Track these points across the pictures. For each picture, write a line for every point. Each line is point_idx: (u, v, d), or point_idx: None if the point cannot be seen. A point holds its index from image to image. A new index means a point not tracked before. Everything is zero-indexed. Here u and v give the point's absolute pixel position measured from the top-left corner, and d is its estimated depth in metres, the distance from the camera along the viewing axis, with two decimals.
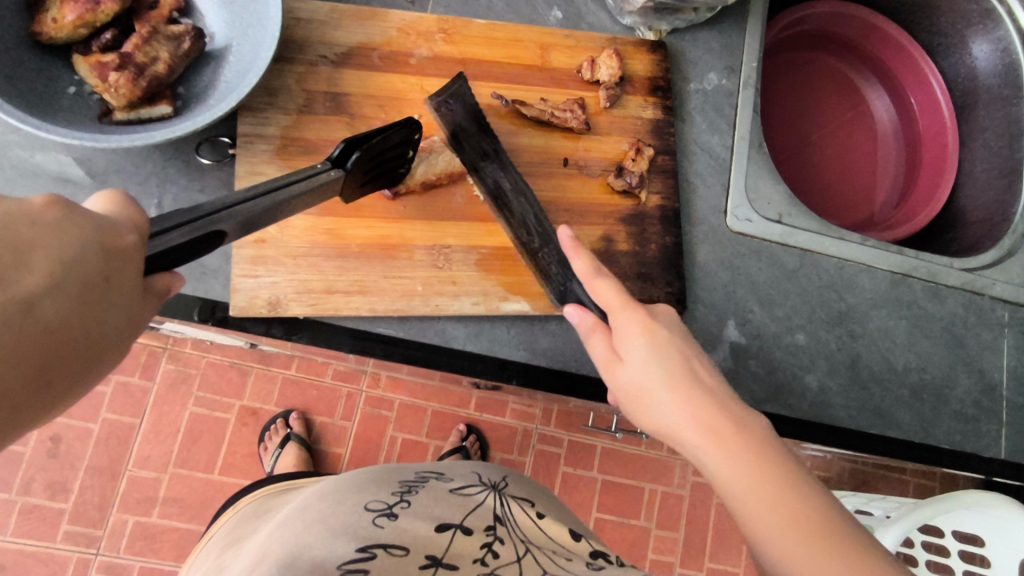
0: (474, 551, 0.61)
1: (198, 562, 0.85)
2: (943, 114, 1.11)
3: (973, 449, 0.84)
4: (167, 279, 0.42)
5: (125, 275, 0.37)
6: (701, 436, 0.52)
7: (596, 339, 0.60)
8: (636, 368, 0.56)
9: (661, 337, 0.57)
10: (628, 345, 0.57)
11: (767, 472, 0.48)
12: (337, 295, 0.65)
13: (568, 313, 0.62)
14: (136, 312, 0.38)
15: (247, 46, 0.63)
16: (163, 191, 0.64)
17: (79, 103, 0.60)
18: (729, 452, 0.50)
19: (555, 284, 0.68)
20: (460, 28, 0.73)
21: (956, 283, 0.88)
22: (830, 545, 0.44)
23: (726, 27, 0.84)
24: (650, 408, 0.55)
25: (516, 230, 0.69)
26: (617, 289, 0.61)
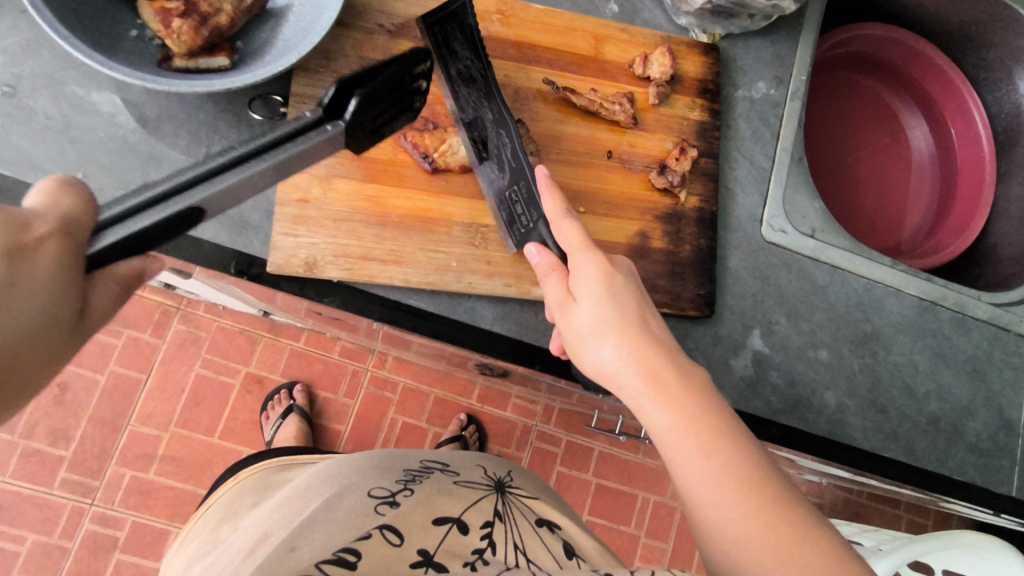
0: (466, 551, 0.57)
1: (194, 533, 0.85)
2: (982, 147, 1.10)
3: (984, 483, 0.83)
4: (134, 264, 0.42)
5: (38, 277, 0.36)
6: (648, 385, 0.51)
7: (553, 276, 0.58)
8: (589, 310, 0.54)
9: (618, 284, 0.55)
10: (581, 285, 0.55)
11: (709, 425, 0.49)
12: (373, 263, 0.65)
13: (529, 251, 0.60)
14: (64, 312, 0.37)
15: (310, 7, 0.64)
16: (212, 141, 0.64)
17: (140, 46, 0.61)
18: (677, 402, 0.50)
19: (517, 226, 0.67)
20: (518, 11, 0.73)
21: (983, 316, 0.88)
22: (762, 499, 0.47)
23: (778, 37, 0.84)
24: (595, 350, 0.54)
25: (490, 170, 0.68)
26: (581, 232, 0.58)
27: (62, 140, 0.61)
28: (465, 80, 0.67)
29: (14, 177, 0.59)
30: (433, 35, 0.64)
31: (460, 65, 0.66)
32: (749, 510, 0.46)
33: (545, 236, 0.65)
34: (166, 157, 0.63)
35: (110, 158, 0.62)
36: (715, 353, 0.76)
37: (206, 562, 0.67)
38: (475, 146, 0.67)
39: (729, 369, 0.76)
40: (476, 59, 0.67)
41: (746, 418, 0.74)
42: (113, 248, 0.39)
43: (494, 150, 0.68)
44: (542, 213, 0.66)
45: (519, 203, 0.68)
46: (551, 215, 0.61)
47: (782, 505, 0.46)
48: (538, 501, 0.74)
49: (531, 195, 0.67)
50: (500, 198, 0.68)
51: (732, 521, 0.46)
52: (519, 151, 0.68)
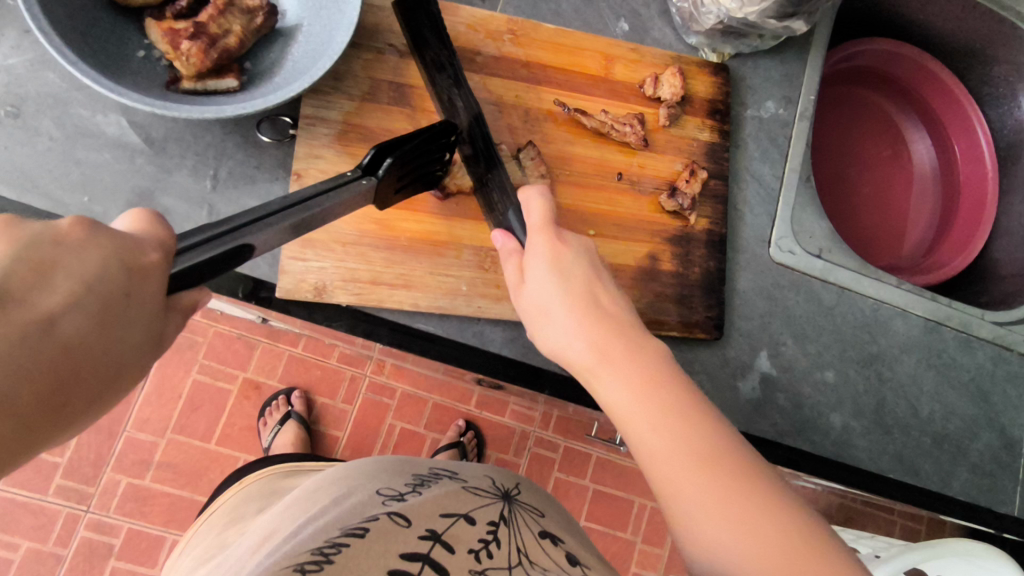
0: (471, 540, 0.54)
1: (199, 535, 0.85)
2: (984, 164, 1.11)
3: (987, 504, 0.83)
4: (194, 296, 0.41)
5: (148, 296, 0.36)
6: (595, 357, 0.52)
7: (510, 260, 0.59)
8: (538, 285, 0.55)
9: (566, 258, 0.56)
10: (533, 265, 0.56)
11: (658, 393, 0.49)
12: (383, 287, 0.64)
13: (495, 237, 0.60)
14: (157, 331, 0.38)
15: (319, 28, 0.63)
16: (219, 163, 0.63)
17: (147, 67, 0.60)
18: (627, 376, 0.50)
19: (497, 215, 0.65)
20: (529, 31, 0.73)
21: (987, 336, 0.88)
22: (712, 469, 0.46)
23: (788, 57, 0.84)
24: (547, 327, 0.55)
25: (469, 159, 0.67)
26: (544, 211, 0.58)
27: (67, 162, 0.60)
28: (436, 68, 0.65)
29: (19, 201, 0.58)
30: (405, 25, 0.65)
31: (432, 53, 0.65)
32: (695, 476, 0.46)
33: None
34: (172, 179, 0.62)
35: (115, 181, 0.61)
36: (723, 375, 0.76)
37: (210, 565, 0.66)
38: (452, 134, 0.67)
39: (736, 391, 0.76)
40: (442, 44, 0.64)
41: (753, 441, 0.74)
42: (183, 277, 0.40)
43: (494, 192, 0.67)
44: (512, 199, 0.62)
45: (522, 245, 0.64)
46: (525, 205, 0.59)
47: (732, 476, 0.46)
48: (544, 519, 0.71)
49: (503, 183, 0.63)
50: (481, 186, 0.67)
51: (684, 493, 0.45)
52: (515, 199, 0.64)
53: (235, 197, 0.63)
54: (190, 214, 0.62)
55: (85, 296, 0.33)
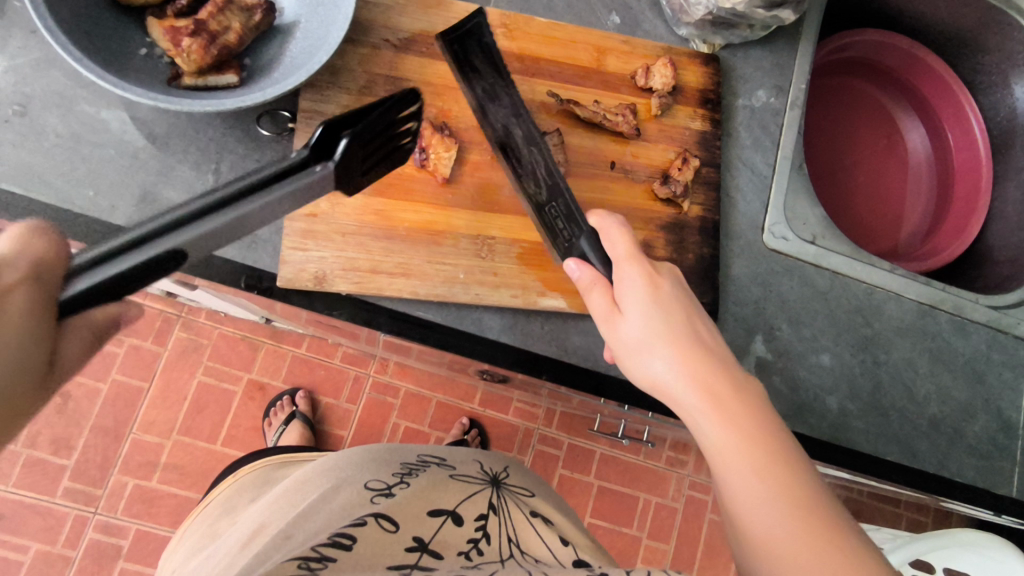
0: (460, 543, 0.58)
1: (192, 528, 0.86)
2: (978, 151, 1.12)
3: (985, 485, 0.84)
4: (108, 313, 0.42)
5: (5, 328, 0.36)
6: (699, 396, 0.54)
7: (596, 291, 0.61)
8: (637, 322, 0.57)
9: (664, 296, 0.58)
10: (630, 297, 0.58)
11: (756, 433, 0.52)
12: (382, 276, 0.66)
13: (569, 267, 0.62)
14: (34, 357, 0.38)
15: (316, 24, 0.64)
16: (221, 157, 0.65)
17: (149, 65, 0.62)
18: (729, 418, 0.52)
19: (560, 240, 0.66)
20: (521, 24, 0.74)
21: (982, 319, 0.89)
22: (802, 503, 0.48)
23: (778, 46, 0.85)
24: (644, 357, 0.56)
25: (525, 182, 0.67)
26: (630, 241, 0.61)
27: (73, 159, 0.62)
28: (489, 97, 0.68)
29: (28, 196, 0.60)
30: (453, 55, 0.67)
31: (483, 83, 0.68)
32: (790, 522, 0.47)
33: (586, 249, 0.64)
34: (176, 173, 0.64)
35: (120, 176, 0.63)
36: None
37: (203, 554, 0.68)
38: (506, 157, 0.68)
39: None
40: (499, 76, 0.68)
41: None
42: (87, 294, 0.40)
43: (527, 166, 0.68)
44: (583, 228, 0.65)
45: (559, 217, 0.66)
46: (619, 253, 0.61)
47: (819, 510, 0.48)
48: (532, 498, 0.74)
49: (569, 211, 0.66)
50: (541, 211, 0.67)
51: (771, 522, 0.47)
52: (553, 164, 0.68)
53: None
54: None
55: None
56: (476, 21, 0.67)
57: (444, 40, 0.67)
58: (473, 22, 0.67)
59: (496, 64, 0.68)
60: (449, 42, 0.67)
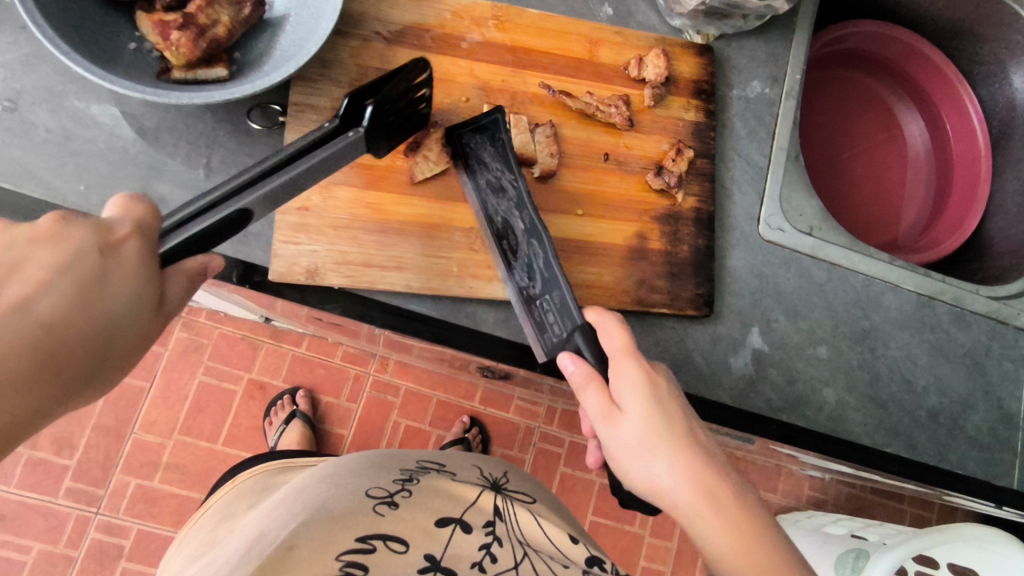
0: (472, 553, 0.59)
1: (192, 534, 0.85)
2: (978, 141, 1.11)
3: (986, 476, 0.84)
4: (201, 259, 0.45)
5: (126, 268, 0.40)
6: (700, 505, 0.53)
7: (591, 389, 0.58)
8: (637, 424, 0.56)
9: (663, 397, 0.57)
10: (627, 396, 0.57)
11: (763, 544, 0.51)
12: (374, 269, 0.66)
13: (563, 361, 0.59)
14: (149, 295, 0.42)
15: (306, 17, 0.64)
16: (212, 151, 0.65)
17: (138, 59, 0.61)
18: (730, 525, 0.52)
19: (549, 335, 0.64)
20: (513, 16, 0.74)
21: (981, 310, 0.88)
22: None
23: (773, 37, 0.85)
24: (645, 465, 0.55)
25: (518, 274, 0.66)
26: (627, 338, 0.59)
27: (63, 153, 0.62)
28: (492, 187, 0.67)
29: (18, 191, 0.60)
30: (459, 148, 0.67)
31: (488, 175, 0.67)
32: None
33: (582, 346, 0.61)
34: (167, 167, 0.64)
35: (110, 170, 0.62)
36: (715, 352, 0.77)
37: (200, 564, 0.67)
38: (502, 249, 0.67)
39: (729, 367, 0.76)
40: (504, 167, 0.67)
41: (748, 417, 0.75)
42: (177, 247, 0.45)
43: (523, 258, 0.66)
44: (577, 323, 0.61)
45: (551, 312, 0.64)
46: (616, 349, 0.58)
47: None
48: (535, 503, 0.74)
49: (562, 305, 0.63)
50: (531, 305, 0.66)
51: None
52: (552, 259, 0.64)
53: None
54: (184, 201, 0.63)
55: (54, 281, 0.37)
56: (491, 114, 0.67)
57: (455, 131, 0.67)
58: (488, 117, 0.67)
59: (506, 154, 0.66)
60: (458, 136, 0.67)
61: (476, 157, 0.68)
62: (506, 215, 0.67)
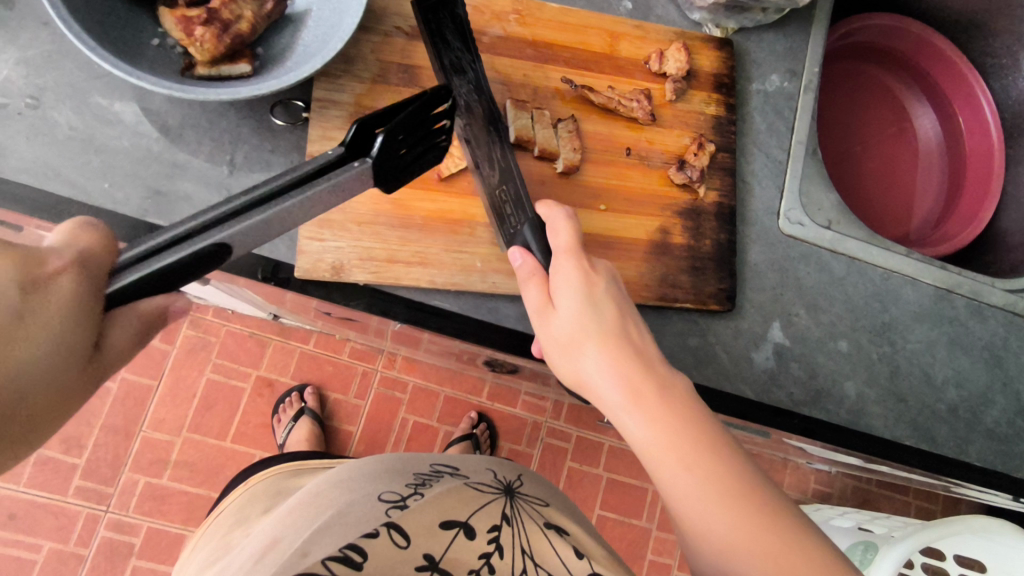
0: (471, 560, 0.58)
1: (205, 539, 0.85)
2: (991, 134, 1.11)
3: (1003, 469, 0.84)
4: (157, 301, 0.43)
5: (53, 313, 0.37)
6: (623, 394, 0.53)
7: (533, 284, 0.59)
8: (568, 319, 0.56)
9: (598, 292, 0.56)
10: (562, 292, 0.57)
11: (689, 434, 0.50)
12: (399, 265, 0.65)
13: (512, 255, 0.61)
14: (78, 342, 0.38)
15: (329, 11, 0.64)
16: (235, 147, 0.64)
17: (162, 55, 0.61)
18: (652, 412, 0.52)
19: (508, 225, 0.65)
20: (534, 10, 0.73)
21: (999, 303, 0.88)
22: (747, 505, 0.48)
23: (791, 31, 0.84)
24: (574, 356, 0.55)
25: (481, 164, 0.65)
26: (572, 235, 0.59)
27: (86, 151, 0.61)
28: (455, 71, 0.64)
29: (42, 189, 0.59)
30: (426, 25, 0.63)
31: (451, 56, 0.64)
32: (729, 520, 0.47)
33: (529, 238, 0.62)
34: (190, 164, 0.63)
35: (134, 167, 0.62)
36: (736, 346, 0.77)
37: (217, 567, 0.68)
38: (466, 137, 0.64)
39: (750, 362, 0.76)
40: (466, 51, 0.65)
41: (770, 411, 0.75)
42: (136, 282, 0.42)
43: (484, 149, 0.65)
44: (532, 214, 0.63)
45: (508, 205, 0.64)
46: (562, 246, 0.59)
47: (765, 509, 0.47)
48: (548, 507, 0.73)
49: (520, 195, 0.65)
50: (491, 196, 0.65)
51: (715, 523, 0.47)
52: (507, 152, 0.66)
53: (252, 182, 0.64)
54: (209, 198, 0.63)
55: None
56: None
57: (418, 8, 0.62)
58: None
59: (463, 35, 0.65)
60: (423, 10, 0.63)
61: (436, 35, 0.63)
62: (467, 95, 0.65)
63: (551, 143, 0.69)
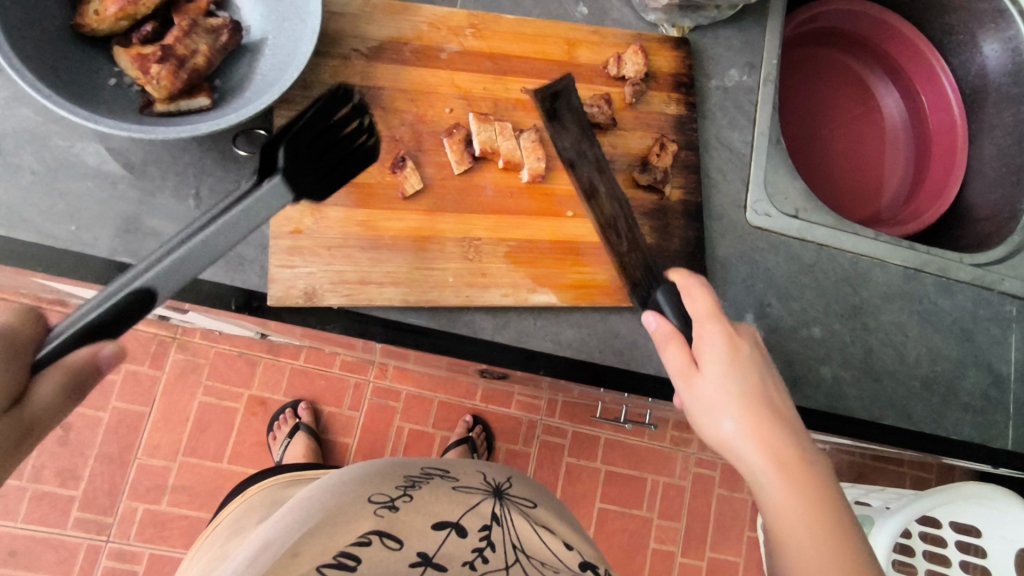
0: (464, 554, 0.59)
1: (202, 550, 0.86)
2: (953, 111, 1.13)
3: (981, 440, 0.86)
4: (80, 356, 0.46)
5: None
6: (771, 465, 0.53)
7: (670, 347, 0.60)
8: (714, 382, 0.56)
9: (742, 359, 0.57)
10: (710, 355, 0.57)
11: (825, 518, 0.51)
12: (371, 286, 0.66)
13: (646, 320, 0.63)
14: None
15: (284, 39, 0.64)
16: (200, 181, 0.65)
17: (119, 94, 0.61)
18: (795, 489, 0.52)
19: (639, 289, 0.71)
20: (490, 23, 0.74)
21: (966, 278, 0.90)
22: None
23: (747, 25, 0.85)
24: (715, 418, 0.56)
25: (608, 233, 0.73)
26: (712, 303, 0.61)
27: (51, 195, 0.62)
28: (581, 155, 0.73)
29: (9, 237, 0.60)
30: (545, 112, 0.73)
31: (569, 138, 0.73)
32: None
33: (665, 302, 0.67)
34: (156, 201, 0.64)
35: (100, 209, 0.63)
36: None
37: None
38: (592, 209, 0.73)
39: None
40: (587, 137, 0.74)
41: None
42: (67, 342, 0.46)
43: (608, 217, 0.73)
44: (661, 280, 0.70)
45: (637, 267, 0.71)
46: (699, 313, 0.61)
47: None
48: (536, 508, 0.73)
49: (648, 261, 0.72)
50: (621, 262, 0.72)
51: None
52: (632, 220, 0.74)
53: None
54: (176, 233, 0.64)
55: None
56: (567, 87, 0.74)
57: (536, 96, 0.73)
58: (561, 85, 0.73)
59: (581, 120, 0.74)
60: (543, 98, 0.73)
61: (556, 123, 0.73)
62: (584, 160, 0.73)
63: (514, 154, 0.70)
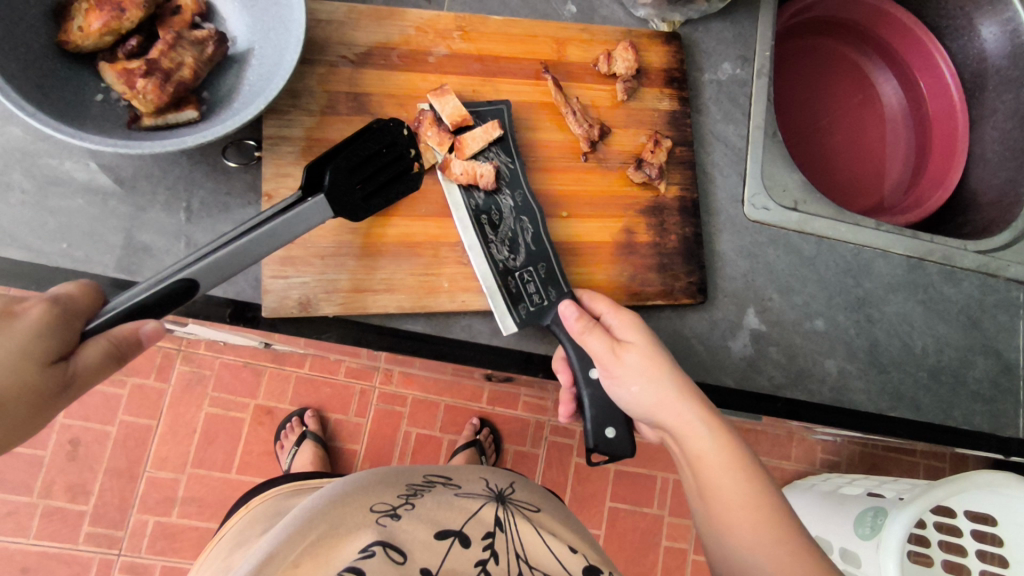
0: (468, 568, 0.58)
1: (209, 561, 0.86)
2: (952, 96, 1.11)
3: (991, 429, 0.85)
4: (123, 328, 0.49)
5: (22, 331, 0.44)
6: (694, 417, 0.58)
7: (593, 334, 0.63)
8: (641, 352, 0.62)
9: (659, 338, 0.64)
10: (632, 333, 0.63)
11: (740, 460, 0.57)
12: (366, 294, 0.66)
13: (565, 308, 0.64)
14: (39, 356, 0.44)
15: (270, 49, 0.64)
16: (191, 194, 0.65)
17: (108, 110, 0.62)
18: (716, 434, 0.58)
19: (528, 306, 0.67)
20: (478, 25, 0.73)
21: (971, 266, 0.88)
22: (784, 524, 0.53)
23: (739, 16, 0.84)
24: (644, 381, 0.60)
25: (497, 249, 0.68)
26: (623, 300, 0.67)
27: (42, 213, 0.62)
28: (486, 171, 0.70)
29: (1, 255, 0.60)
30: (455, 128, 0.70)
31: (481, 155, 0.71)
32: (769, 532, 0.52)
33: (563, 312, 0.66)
34: (148, 216, 0.64)
35: (91, 225, 0.62)
36: (713, 336, 0.77)
37: None
38: (482, 226, 0.69)
39: (728, 351, 0.77)
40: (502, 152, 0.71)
41: (752, 398, 0.76)
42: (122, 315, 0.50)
43: (504, 231, 0.69)
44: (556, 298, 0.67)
45: (533, 283, 0.68)
46: (611, 307, 0.66)
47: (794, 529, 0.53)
48: (539, 512, 0.73)
49: (547, 278, 0.68)
50: (510, 279, 0.68)
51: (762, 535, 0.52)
52: (541, 235, 0.70)
53: (212, 226, 0.65)
54: (169, 247, 0.63)
55: None
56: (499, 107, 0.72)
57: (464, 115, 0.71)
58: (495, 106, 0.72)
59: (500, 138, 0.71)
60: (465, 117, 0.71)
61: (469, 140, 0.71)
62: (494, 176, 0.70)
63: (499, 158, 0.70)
